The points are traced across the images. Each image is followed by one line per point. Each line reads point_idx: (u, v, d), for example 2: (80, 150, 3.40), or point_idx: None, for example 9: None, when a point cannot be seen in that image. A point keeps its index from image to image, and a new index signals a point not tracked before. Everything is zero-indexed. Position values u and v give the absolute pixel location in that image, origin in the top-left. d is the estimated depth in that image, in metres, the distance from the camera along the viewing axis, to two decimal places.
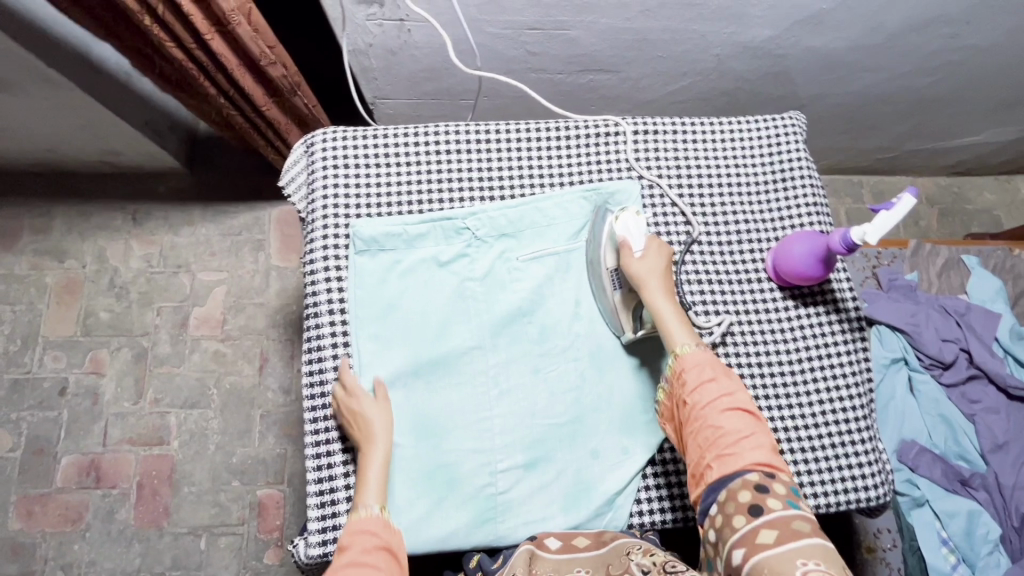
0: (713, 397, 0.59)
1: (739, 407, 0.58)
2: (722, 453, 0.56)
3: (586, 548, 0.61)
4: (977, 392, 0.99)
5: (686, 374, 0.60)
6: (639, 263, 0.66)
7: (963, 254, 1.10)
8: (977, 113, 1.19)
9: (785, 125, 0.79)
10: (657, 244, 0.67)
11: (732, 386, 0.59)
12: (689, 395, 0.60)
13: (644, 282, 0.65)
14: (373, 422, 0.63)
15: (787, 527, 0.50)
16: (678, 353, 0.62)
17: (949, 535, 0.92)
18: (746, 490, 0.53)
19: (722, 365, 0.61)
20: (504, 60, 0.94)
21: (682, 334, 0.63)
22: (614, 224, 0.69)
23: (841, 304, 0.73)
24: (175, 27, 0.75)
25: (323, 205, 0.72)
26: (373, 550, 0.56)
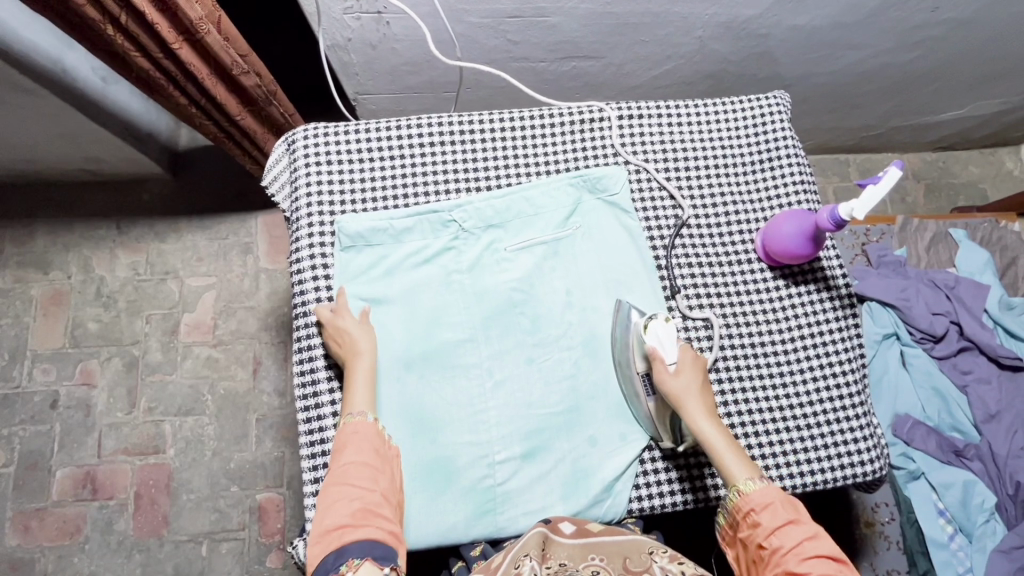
0: (793, 543, 0.55)
1: (825, 553, 0.54)
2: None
3: (603, 534, 0.59)
4: (968, 363, 1.00)
5: (757, 514, 0.57)
6: (674, 380, 0.63)
7: (951, 228, 1.11)
8: (960, 86, 1.19)
9: (770, 104, 0.79)
10: (691, 356, 0.64)
11: (813, 529, 0.56)
12: (766, 538, 0.56)
13: (682, 402, 0.62)
14: (357, 339, 0.64)
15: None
16: (739, 492, 0.59)
17: (946, 506, 0.93)
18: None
19: (798, 506, 0.58)
20: (486, 50, 0.93)
21: (739, 467, 0.60)
22: (642, 334, 0.65)
23: (832, 281, 0.73)
24: (141, 38, 0.73)
25: (307, 203, 0.71)
26: (365, 452, 0.59)
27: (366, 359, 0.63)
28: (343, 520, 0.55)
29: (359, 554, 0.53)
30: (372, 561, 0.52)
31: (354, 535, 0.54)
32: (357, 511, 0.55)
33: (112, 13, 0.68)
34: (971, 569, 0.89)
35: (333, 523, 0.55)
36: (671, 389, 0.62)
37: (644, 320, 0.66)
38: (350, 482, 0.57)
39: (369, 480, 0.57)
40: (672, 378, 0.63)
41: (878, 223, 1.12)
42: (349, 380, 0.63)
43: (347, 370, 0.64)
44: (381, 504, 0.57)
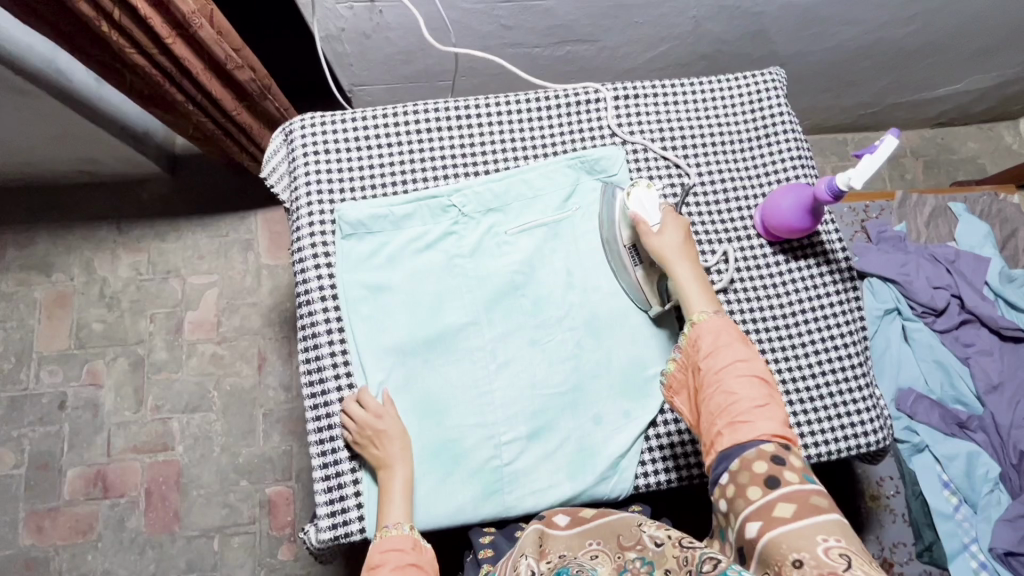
0: (726, 364, 0.57)
1: (756, 376, 0.57)
2: (736, 421, 0.55)
3: (597, 518, 0.61)
4: (970, 335, 1.00)
5: (699, 343, 0.59)
6: (657, 237, 0.65)
7: (950, 202, 1.10)
8: (956, 60, 1.19)
9: (766, 80, 0.79)
10: (673, 216, 0.67)
11: (746, 354, 0.58)
12: (704, 364, 0.58)
13: (664, 254, 0.64)
14: (389, 443, 0.63)
15: (804, 500, 0.49)
16: (695, 322, 0.61)
17: (950, 478, 0.93)
18: (762, 461, 0.52)
19: (736, 331, 0.60)
20: (480, 36, 0.93)
21: (700, 301, 0.62)
22: (625, 201, 0.68)
23: (832, 255, 0.73)
24: (135, 34, 0.73)
25: (306, 191, 0.71)
26: (405, 566, 0.58)
27: (403, 468, 0.63)
28: None
29: None
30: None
31: None
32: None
33: (107, 10, 0.68)
34: (976, 539, 0.91)
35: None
36: (651, 240, 0.65)
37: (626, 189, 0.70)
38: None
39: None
40: (653, 231, 0.66)
41: (877, 199, 1.12)
42: (385, 492, 0.62)
43: (382, 480, 0.63)
44: None
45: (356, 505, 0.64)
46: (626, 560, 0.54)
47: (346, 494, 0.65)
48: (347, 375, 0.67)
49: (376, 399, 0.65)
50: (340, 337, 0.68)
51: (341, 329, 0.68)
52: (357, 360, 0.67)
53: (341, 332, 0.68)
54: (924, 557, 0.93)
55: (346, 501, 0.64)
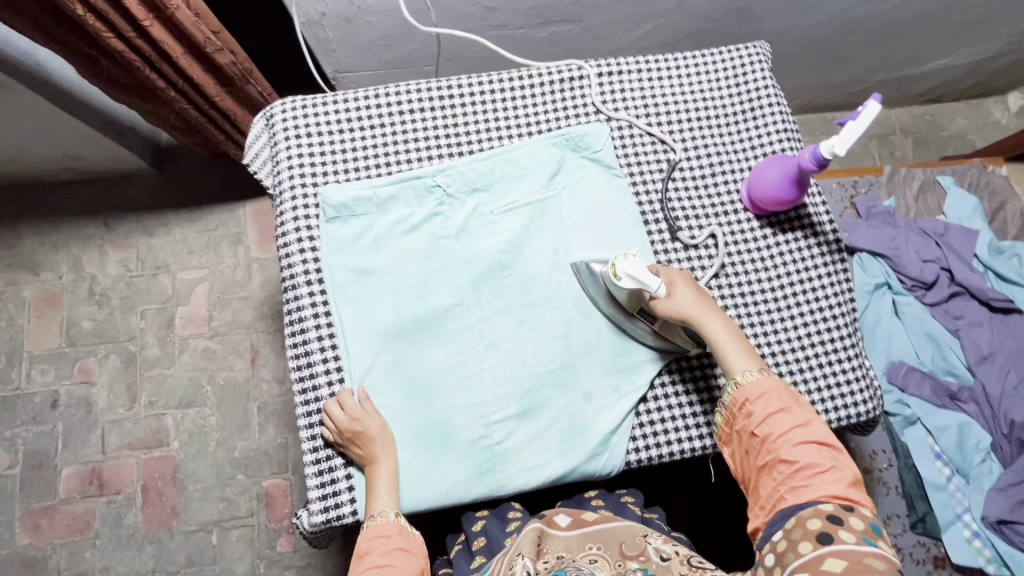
0: (783, 428, 0.58)
1: (815, 440, 0.57)
2: (795, 485, 0.56)
3: (598, 523, 0.64)
4: (960, 307, 1.00)
5: (751, 404, 0.60)
6: (668, 302, 0.64)
7: (939, 176, 1.11)
8: (942, 34, 1.18)
9: (750, 54, 0.78)
10: (677, 274, 0.66)
11: (804, 418, 0.59)
12: (758, 427, 0.59)
13: (686, 315, 0.64)
14: (376, 443, 0.62)
15: (858, 560, 0.49)
16: (738, 382, 0.61)
17: (942, 449, 0.94)
18: (817, 518, 0.53)
19: (790, 393, 0.61)
20: (463, 18, 0.92)
21: (739, 359, 0.62)
22: (614, 280, 0.64)
23: (819, 227, 0.73)
24: (111, 17, 0.72)
25: (289, 176, 0.70)
26: (391, 551, 0.61)
27: (388, 463, 0.63)
28: None
29: None
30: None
31: None
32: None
33: None
34: (968, 508, 0.91)
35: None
36: (666, 304, 0.64)
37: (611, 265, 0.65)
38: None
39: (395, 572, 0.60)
40: (663, 297, 0.64)
41: (866, 175, 1.12)
42: (372, 485, 0.62)
43: (368, 475, 0.63)
44: None
45: (348, 488, 0.64)
46: (627, 568, 0.59)
47: (337, 477, 0.65)
48: (335, 357, 0.67)
49: (354, 400, 0.64)
50: (327, 321, 0.67)
51: (327, 313, 0.67)
52: (344, 343, 0.66)
53: (328, 316, 0.67)
54: (918, 528, 0.93)
55: (338, 484, 0.65)
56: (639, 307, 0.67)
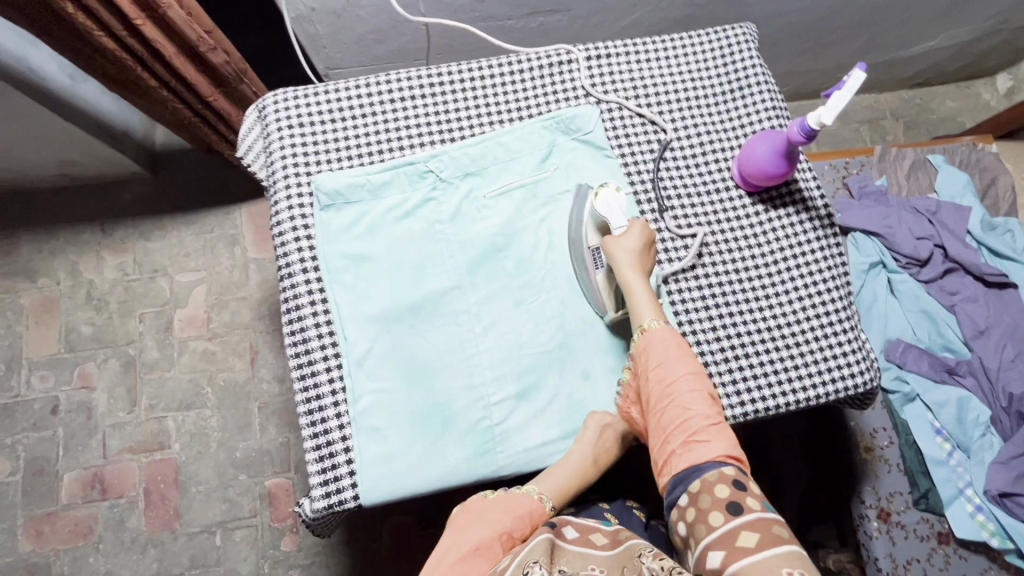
0: (677, 378, 0.60)
1: (707, 393, 0.59)
2: (691, 441, 0.57)
3: (606, 549, 0.58)
4: (956, 283, 1.00)
5: (650, 357, 0.61)
6: (618, 243, 0.65)
7: (929, 155, 1.11)
8: (928, 15, 1.19)
9: (736, 35, 0.79)
10: (638, 225, 0.66)
11: (696, 372, 0.60)
12: (655, 382, 0.60)
13: (616, 258, 0.65)
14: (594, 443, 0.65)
15: (766, 529, 0.50)
16: (644, 329, 0.63)
17: (942, 425, 0.95)
18: (723, 484, 0.54)
19: (684, 345, 0.62)
20: (451, 11, 0.93)
21: (647, 310, 0.63)
22: (592, 202, 0.68)
23: (810, 202, 0.74)
24: (103, 16, 0.73)
25: (282, 165, 0.71)
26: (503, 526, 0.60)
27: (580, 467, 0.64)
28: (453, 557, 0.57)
29: None
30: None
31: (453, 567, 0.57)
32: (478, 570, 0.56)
33: None
34: (970, 483, 0.92)
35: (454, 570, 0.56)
36: (608, 243, 0.66)
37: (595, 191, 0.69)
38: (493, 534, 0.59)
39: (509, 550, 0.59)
40: (609, 235, 0.66)
41: (857, 156, 1.13)
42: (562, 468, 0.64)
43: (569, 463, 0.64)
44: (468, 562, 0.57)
45: (348, 473, 0.64)
46: None
47: (337, 463, 0.64)
48: (333, 343, 0.67)
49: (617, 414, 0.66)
50: (324, 307, 0.68)
51: (324, 300, 0.68)
52: (342, 329, 0.67)
53: (325, 303, 0.68)
54: (921, 504, 0.93)
55: (339, 470, 0.64)
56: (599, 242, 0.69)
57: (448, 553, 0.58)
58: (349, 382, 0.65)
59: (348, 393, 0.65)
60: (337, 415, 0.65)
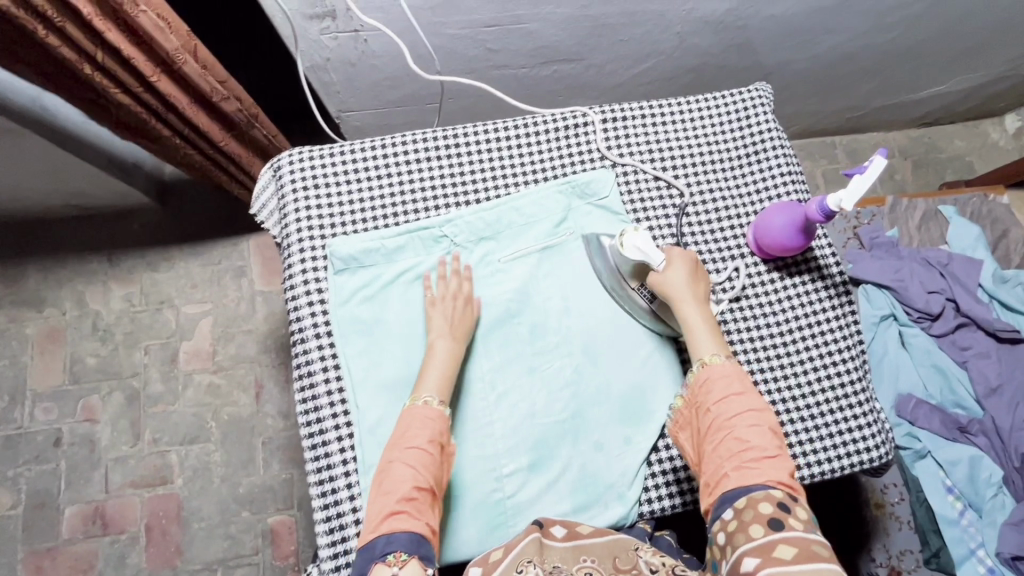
0: (736, 407, 0.59)
1: (766, 422, 0.59)
2: (743, 465, 0.57)
3: (593, 535, 0.61)
4: (967, 338, 1.00)
5: (710, 384, 0.61)
6: (665, 278, 0.66)
7: (941, 205, 1.11)
8: (941, 63, 1.19)
9: (753, 97, 0.79)
10: (680, 253, 0.68)
11: (759, 405, 0.60)
12: (713, 407, 0.60)
13: (671, 293, 0.66)
14: (461, 318, 0.67)
15: (805, 547, 0.50)
16: (705, 362, 0.63)
17: (953, 483, 0.94)
18: (768, 502, 0.54)
19: (745, 378, 0.62)
20: (465, 60, 0.93)
21: (708, 343, 0.64)
22: (620, 249, 0.67)
23: (826, 269, 0.73)
24: (120, 75, 0.73)
25: (297, 228, 0.71)
26: (427, 436, 0.59)
27: (447, 347, 0.64)
28: (395, 505, 0.56)
29: (404, 548, 0.54)
30: (417, 560, 0.54)
31: (404, 523, 0.55)
32: (407, 496, 0.57)
33: (88, 52, 0.68)
34: (983, 543, 0.90)
35: (385, 508, 0.56)
36: (657, 279, 0.66)
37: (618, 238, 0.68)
38: (404, 462, 0.58)
39: (428, 468, 0.58)
40: (657, 271, 0.66)
41: (869, 205, 1.13)
42: (429, 359, 0.64)
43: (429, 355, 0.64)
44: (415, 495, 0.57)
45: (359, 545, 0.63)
46: None
47: (347, 534, 0.64)
48: (345, 412, 0.66)
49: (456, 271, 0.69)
50: (336, 374, 0.67)
51: (336, 367, 0.67)
52: (353, 396, 0.66)
53: (337, 369, 0.67)
54: (931, 564, 0.92)
55: (348, 542, 0.64)
56: (640, 281, 0.69)
57: (388, 494, 0.57)
58: (361, 451, 0.65)
59: (359, 462, 0.65)
60: (348, 485, 0.65)
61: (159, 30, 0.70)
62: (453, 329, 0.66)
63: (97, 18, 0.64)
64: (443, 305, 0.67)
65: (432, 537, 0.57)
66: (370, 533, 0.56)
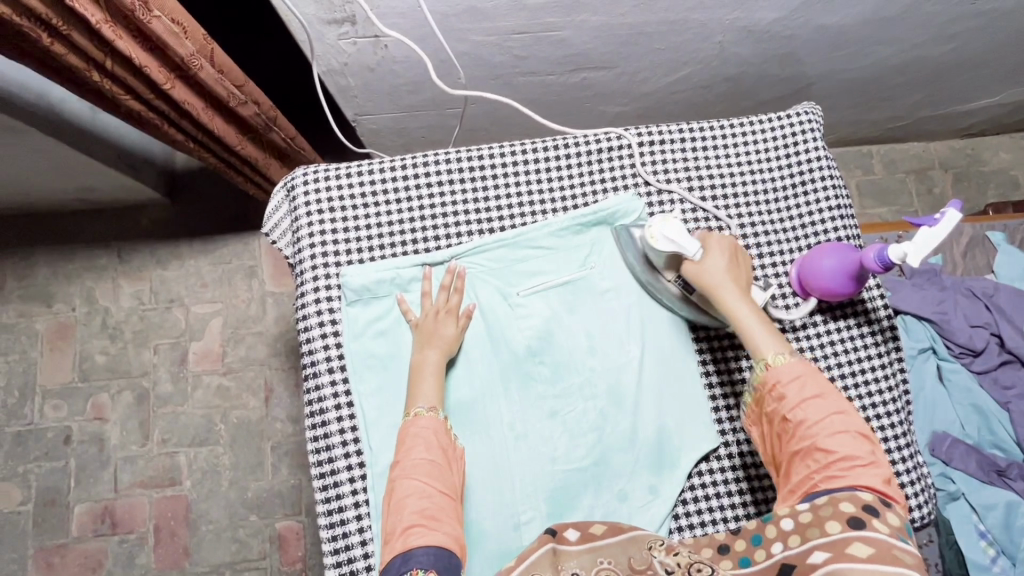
0: (818, 413, 0.55)
1: (852, 428, 0.54)
2: (828, 473, 0.52)
3: (608, 532, 0.55)
4: (1011, 377, 0.95)
5: (783, 388, 0.56)
6: (707, 268, 0.62)
7: (988, 231, 1.07)
8: (996, 75, 1.11)
9: (802, 120, 0.73)
10: (717, 240, 0.63)
11: (844, 409, 0.55)
12: (791, 413, 0.55)
13: (713, 284, 0.61)
14: (441, 328, 0.64)
15: (887, 549, 0.46)
16: (768, 364, 0.58)
17: (987, 528, 0.88)
18: (851, 501, 0.49)
19: (825, 380, 0.57)
20: (490, 67, 0.88)
21: (769, 342, 0.58)
22: (650, 243, 0.62)
23: (873, 314, 0.69)
24: (131, 82, 0.68)
25: (311, 255, 0.67)
26: (432, 446, 0.57)
27: (433, 354, 0.62)
28: (409, 521, 0.52)
29: (422, 563, 0.50)
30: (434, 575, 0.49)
31: (420, 539, 0.51)
32: (418, 509, 0.53)
33: (96, 59, 0.63)
34: None
35: (400, 524, 0.53)
36: (695, 270, 0.62)
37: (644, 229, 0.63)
38: (409, 477, 0.55)
39: (435, 477, 0.55)
40: (694, 261, 0.62)
41: (894, 231, 1.12)
42: (417, 370, 0.62)
43: (415, 362, 0.62)
44: (431, 507, 0.53)
45: None
46: None
47: None
48: (357, 452, 0.63)
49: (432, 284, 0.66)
50: (348, 413, 0.64)
51: (349, 405, 0.64)
52: (366, 436, 0.63)
53: (350, 407, 0.64)
54: None
55: None
56: (676, 271, 0.65)
57: (403, 508, 0.53)
58: (373, 495, 0.62)
59: (372, 506, 0.62)
60: (359, 530, 0.62)
61: (173, 35, 0.64)
62: (436, 339, 0.63)
63: (106, 25, 0.59)
64: (431, 321, 0.64)
65: (456, 549, 0.52)
66: (388, 553, 0.52)
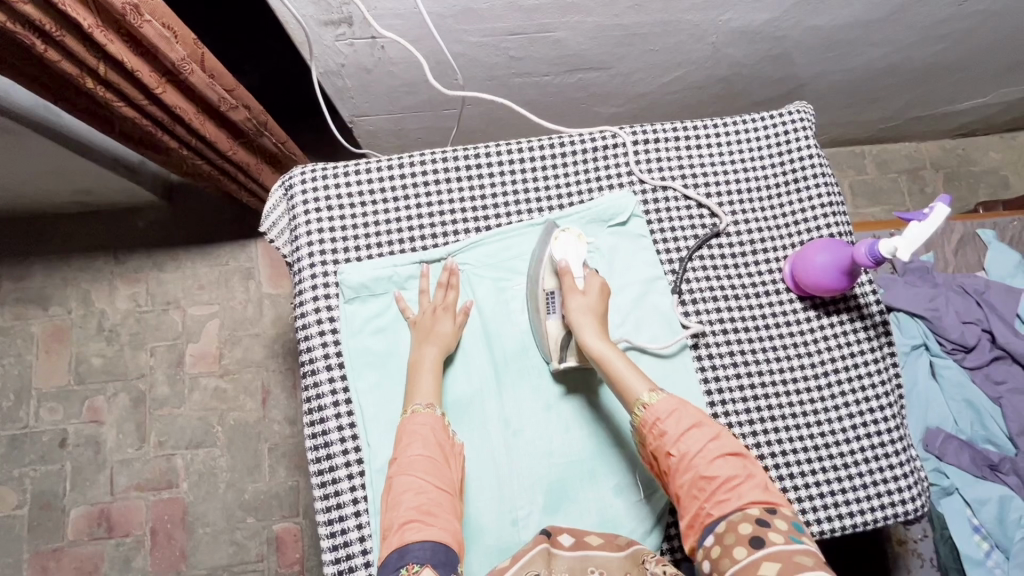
0: (694, 442, 0.55)
1: (723, 447, 0.55)
2: (718, 497, 0.53)
3: (598, 545, 0.57)
4: (1002, 372, 0.96)
5: (663, 424, 0.56)
6: (582, 296, 0.64)
7: (979, 229, 1.08)
8: (986, 76, 1.13)
9: (794, 119, 0.74)
10: (599, 280, 0.66)
11: (716, 431, 0.56)
12: (673, 447, 0.56)
13: (587, 316, 0.63)
14: (439, 325, 0.64)
15: (789, 559, 0.47)
16: (645, 403, 0.58)
17: (981, 523, 0.88)
18: (746, 521, 0.50)
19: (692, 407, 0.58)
20: (487, 68, 0.88)
21: (641, 382, 0.59)
22: (552, 243, 0.67)
23: (866, 308, 0.70)
24: (123, 87, 0.69)
25: (309, 252, 0.67)
26: (430, 443, 0.57)
27: (431, 351, 0.63)
28: (408, 515, 0.53)
29: (418, 558, 0.50)
30: (430, 569, 0.50)
31: (417, 534, 0.52)
32: (416, 504, 0.53)
33: (91, 65, 0.64)
34: None
35: (398, 519, 0.53)
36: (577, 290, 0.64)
37: (558, 232, 0.68)
38: (407, 472, 0.55)
39: (432, 473, 0.55)
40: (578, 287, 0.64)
41: (886, 228, 1.14)
42: (416, 366, 0.62)
43: (415, 359, 0.63)
44: (428, 502, 0.54)
45: None
46: None
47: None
48: (356, 448, 0.63)
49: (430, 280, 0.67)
50: (347, 409, 0.64)
51: (348, 401, 0.64)
52: (365, 433, 0.63)
53: (348, 404, 0.64)
54: None
55: None
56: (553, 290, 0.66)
57: (400, 505, 0.54)
58: (371, 492, 0.62)
59: (370, 503, 0.62)
60: (358, 525, 0.62)
61: (164, 39, 0.64)
62: (434, 336, 0.64)
63: (98, 30, 0.59)
64: (429, 318, 0.65)
65: (452, 544, 0.53)
66: (385, 549, 0.53)
